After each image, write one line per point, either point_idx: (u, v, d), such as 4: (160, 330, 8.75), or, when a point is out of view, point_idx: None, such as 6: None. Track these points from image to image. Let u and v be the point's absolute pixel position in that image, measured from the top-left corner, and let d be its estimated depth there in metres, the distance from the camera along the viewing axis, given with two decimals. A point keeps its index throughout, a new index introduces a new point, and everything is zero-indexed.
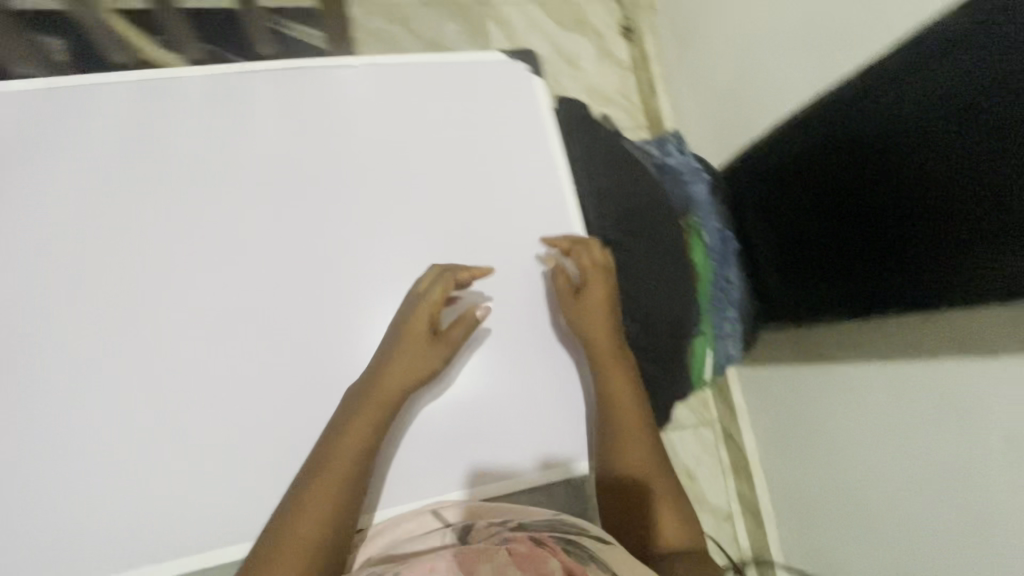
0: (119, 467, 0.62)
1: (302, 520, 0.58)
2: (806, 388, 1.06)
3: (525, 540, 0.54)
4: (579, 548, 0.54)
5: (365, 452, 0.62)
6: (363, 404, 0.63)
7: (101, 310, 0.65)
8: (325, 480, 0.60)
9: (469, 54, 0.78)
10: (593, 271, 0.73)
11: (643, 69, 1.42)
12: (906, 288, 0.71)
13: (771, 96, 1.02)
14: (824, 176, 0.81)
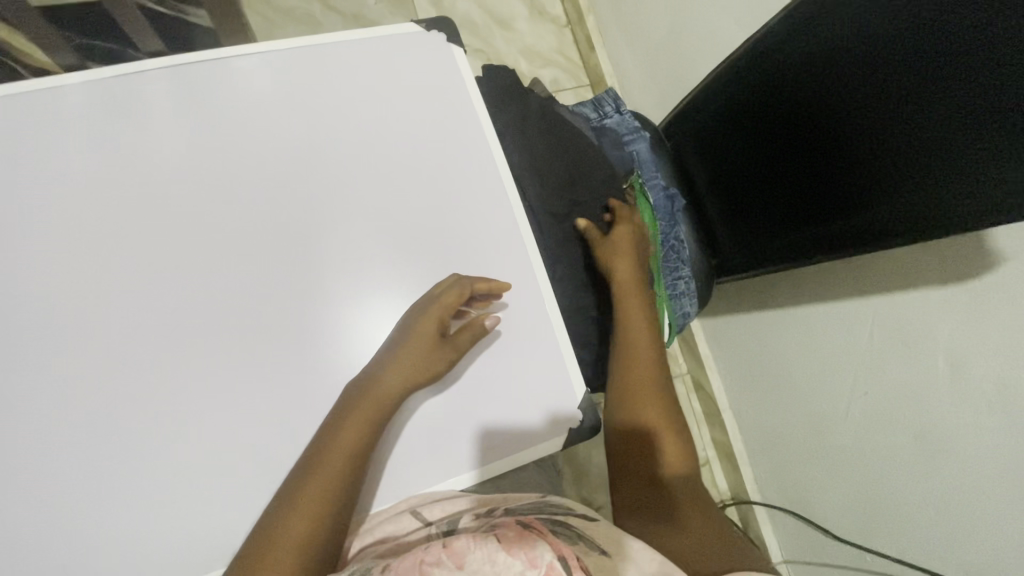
0: (66, 517, 0.58)
1: (292, 521, 0.56)
2: (767, 333, 1.08)
3: (510, 525, 0.52)
4: (565, 528, 0.53)
5: (359, 452, 0.60)
6: (358, 404, 0.61)
7: (16, 355, 0.60)
8: (317, 481, 0.58)
9: (378, 29, 0.72)
10: (624, 219, 0.80)
11: (577, 24, 1.37)
12: (849, 228, 0.70)
13: (705, 43, 0.99)
14: (767, 121, 0.78)
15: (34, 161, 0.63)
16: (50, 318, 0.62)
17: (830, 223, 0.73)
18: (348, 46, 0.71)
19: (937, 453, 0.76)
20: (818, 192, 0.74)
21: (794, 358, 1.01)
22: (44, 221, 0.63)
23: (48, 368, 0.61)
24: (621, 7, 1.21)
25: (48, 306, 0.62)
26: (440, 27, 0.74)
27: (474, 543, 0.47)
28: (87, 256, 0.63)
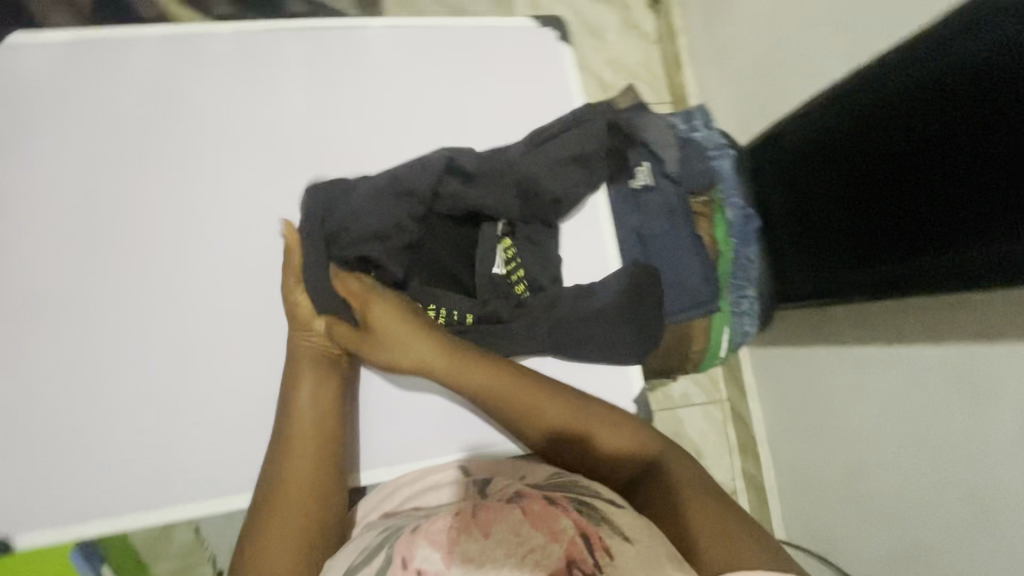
0: (159, 421, 0.62)
1: (282, 512, 0.56)
2: (820, 371, 1.05)
3: (536, 502, 0.48)
4: (594, 513, 0.48)
5: (320, 428, 0.60)
6: (302, 386, 0.61)
7: (138, 268, 0.65)
8: (297, 468, 0.58)
9: (494, 21, 0.76)
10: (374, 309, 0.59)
11: (667, 40, 1.39)
12: (895, 276, 0.74)
13: (797, 75, 1.00)
14: (838, 157, 0.80)
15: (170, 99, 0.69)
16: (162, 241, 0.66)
17: (885, 271, 0.75)
18: (466, 29, 0.74)
19: (996, 516, 0.73)
20: (904, 222, 0.72)
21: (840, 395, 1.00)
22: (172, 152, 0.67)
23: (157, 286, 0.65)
24: (717, 28, 1.21)
25: (161, 231, 0.66)
26: (552, 26, 0.77)
27: (501, 513, 0.48)
28: (205, 190, 0.67)
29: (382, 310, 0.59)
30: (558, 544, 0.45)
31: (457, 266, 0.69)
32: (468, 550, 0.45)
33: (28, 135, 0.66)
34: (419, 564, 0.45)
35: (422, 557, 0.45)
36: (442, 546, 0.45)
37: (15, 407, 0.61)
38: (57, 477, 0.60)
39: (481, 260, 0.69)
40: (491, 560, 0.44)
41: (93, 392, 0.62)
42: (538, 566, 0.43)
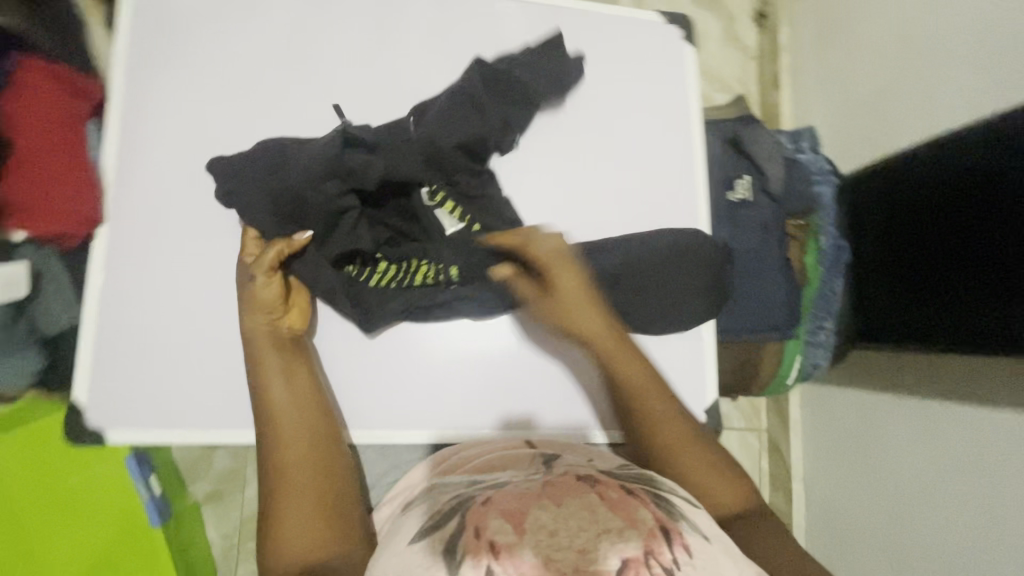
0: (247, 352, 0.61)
1: (291, 494, 0.53)
2: (877, 419, 1.00)
3: (614, 487, 0.44)
4: (676, 510, 0.45)
5: (311, 407, 0.57)
6: (266, 369, 0.58)
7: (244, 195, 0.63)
8: (292, 451, 0.55)
9: (625, 12, 0.75)
10: (553, 263, 0.59)
11: (768, 58, 1.36)
12: (989, 335, 0.69)
13: (911, 111, 0.96)
14: (935, 203, 0.75)
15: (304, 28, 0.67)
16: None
17: (955, 326, 0.73)
18: (595, 15, 0.74)
19: None
20: (1002, 281, 0.67)
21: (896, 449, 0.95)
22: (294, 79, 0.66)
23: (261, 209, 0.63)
24: (829, 55, 1.18)
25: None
26: (679, 24, 0.76)
27: (575, 491, 0.42)
28: (321, 122, 0.66)
29: (573, 282, 0.60)
30: (637, 532, 0.40)
31: (398, 232, 0.66)
32: (540, 519, 0.40)
33: (157, 48, 0.65)
34: (492, 535, 0.40)
35: (495, 528, 0.40)
36: (515, 516, 0.40)
37: (112, 304, 0.60)
38: (142, 381, 0.60)
39: (428, 220, 0.65)
40: (565, 531, 0.39)
41: (187, 302, 0.61)
42: (617, 549, 0.39)
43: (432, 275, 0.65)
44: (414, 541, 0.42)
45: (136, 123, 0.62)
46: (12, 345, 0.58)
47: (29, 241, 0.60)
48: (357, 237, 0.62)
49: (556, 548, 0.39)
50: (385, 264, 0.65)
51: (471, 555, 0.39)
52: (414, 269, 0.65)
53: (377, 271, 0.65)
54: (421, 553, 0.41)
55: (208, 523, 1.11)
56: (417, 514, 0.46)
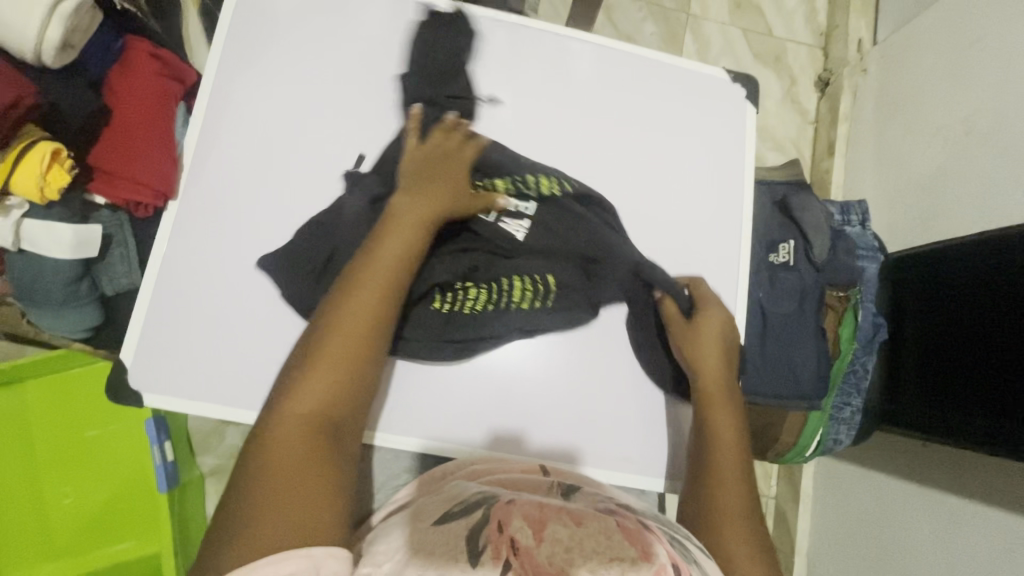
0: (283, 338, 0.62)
1: (323, 368, 0.53)
2: (892, 505, 0.97)
3: (631, 520, 0.44)
4: (687, 555, 0.44)
5: (374, 325, 0.55)
6: (362, 278, 0.56)
7: (304, 188, 0.65)
8: (341, 338, 0.54)
9: (692, 65, 0.76)
10: (711, 303, 0.68)
11: (826, 124, 1.36)
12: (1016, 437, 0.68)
13: (971, 198, 0.95)
14: (978, 298, 0.74)
15: (389, 38, 0.70)
16: (337, 165, 0.66)
17: (978, 413, 0.72)
18: (663, 65, 0.76)
19: None
20: None
21: (909, 541, 0.91)
22: (372, 87, 0.69)
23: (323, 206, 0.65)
24: (887, 131, 1.18)
25: (341, 155, 0.67)
26: (743, 83, 0.77)
27: (593, 516, 0.43)
28: (390, 130, 0.68)
29: (715, 320, 0.67)
30: (649, 565, 0.39)
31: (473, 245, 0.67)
32: (558, 531, 0.40)
33: (242, 40, 0.67)
34: (513, 532, 0.40)
35: (517, 526, 0.40)
36: (536, 521, 0.41)
37: (168, 275, 0.61)
38: (185, 352, 0.61)
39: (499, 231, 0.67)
40: (579, 549, 0.39)
41: (240, 283, 0.62)
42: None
43: (531, 288, 0.66)
44: (439, 524, 0.45)
45: (216, 108, 0.65)
46: (71, 301, 0.61)
47: (106, 205, 0.62)
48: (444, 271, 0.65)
49: (567, 562, 0.38)
50: (473, 289, 0.66)
51: (492, 547, 0.40)
52: (506, 290, 0.65)
53: (468, 297, 0.65)
54: (442, 532, 0.44)
55: (209, 497, 1.13)
56: (444, 500, 0.49)
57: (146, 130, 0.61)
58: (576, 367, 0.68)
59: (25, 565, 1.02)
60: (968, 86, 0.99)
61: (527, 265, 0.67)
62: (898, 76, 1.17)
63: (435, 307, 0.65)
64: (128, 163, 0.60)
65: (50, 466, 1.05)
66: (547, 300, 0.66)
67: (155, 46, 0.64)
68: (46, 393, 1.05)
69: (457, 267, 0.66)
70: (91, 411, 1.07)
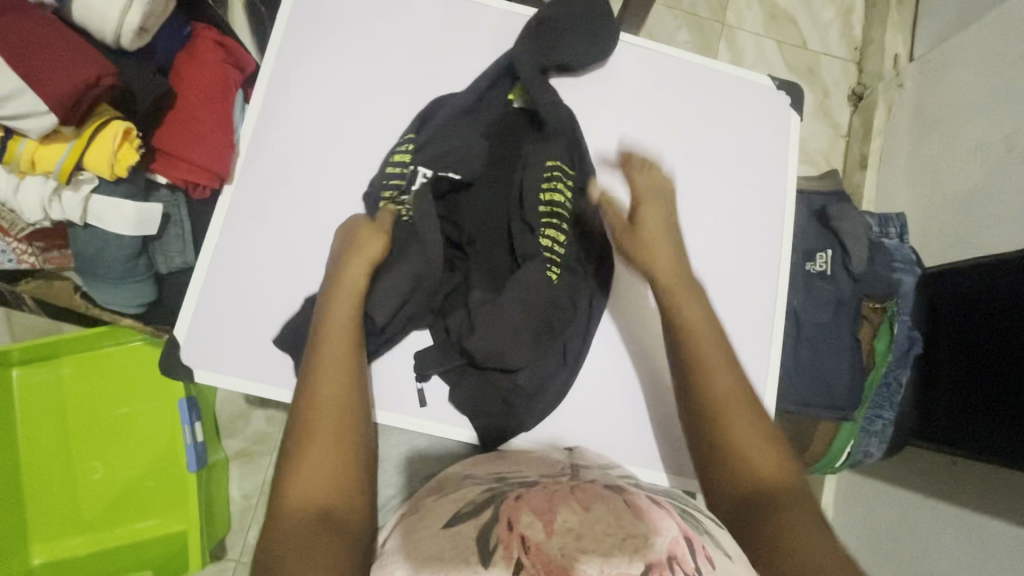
0: None
1: (311, 458, 0.48)
2: (916, 522, 0.96)
3: (641, 497, 0.45)
4: (695, 520, 0.45)
5: (349, 391, 0.52)
6: (325, 348, 0.54)
7: (356, 176, 0.67)
8: (317, 421, 0.50)
9: (738, 71, 0.77)
10: None
11: (859, 138, 1.36)
12: None
13: (1008, 215, 0.94)
14: (1008, 315, 0.74)
15: (442, 34, 0.72)
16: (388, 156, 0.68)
17: (992, 411, 0.75)
18: (710, 69, 0.76)
19: None
20: None
21: (933, 558, 0.90)
22: (424, 80, 0.70)
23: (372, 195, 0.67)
24: (922, 144, 1.17)
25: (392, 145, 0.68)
26: (788, 90, 0.78)
27: (602, 502, 0.42)
28: None
29: None
30: (661, 538, 0.39)
31: (522, 236, 0.65)
32: (568, 520, 0.39)
33: (303, 31, 0.69)
34: (523, 529, 0.39)
35: (526, 523, 0.40)
36: (544, 514, 0.40)
37: (222, 256, 0.63)
38: (235, 331, 0.63)
39: (483, 206, 0.68)
40: (591, 536, 0.38)
41: (290, 266, 0.64)
42: (642, 552, 0.38)
43: (556, 188, 0.66)
44: (447, 527, 0.44)
45: (275, 96, 0.67)
46: (130, 276, 0.63)
47: (166, 184, 0.64)
48: (540, 259, 0.63)
49: (580, 549, 0.37)
50: (547, 234, 0.64)
51: (503, 545, 0.39)
52: (557, 229, 0.65)
53: (552, 241, 0.64)
54: (451, 535, 0.42)
55: (232, 479, 1.15)
56: (452, 500, 0.48)
57: (207, 111, 0.64)
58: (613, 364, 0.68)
59: (54, 537, 1.04)
60: (1007, 100, 0.99)
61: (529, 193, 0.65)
62: (936, 91, 1.16)
63: (550, 273, 0.63)
64: (189, 143, 0.63)
65: (82, 440, 1.08)
66: (569, 170, 0.68)
67: (222, 32, 0.66)
68: (82, 369, 1.07)
69: (537, 249, 0.64)
70: (124, 389, 1.09)
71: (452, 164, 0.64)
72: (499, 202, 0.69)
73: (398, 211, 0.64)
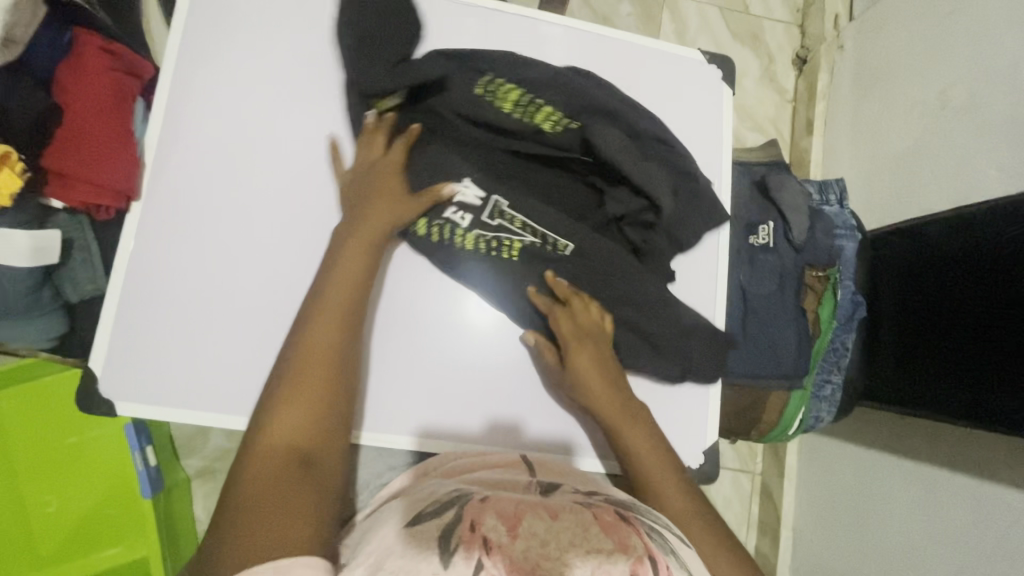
0: (258, 336, 0.61)
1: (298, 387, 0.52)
2: (871, 476, 0.99)
3: (610, 511, 0.44)
4: (658, 535, 0.44)
5: (343, 327, 0.56)
6: (331, 288, 0.58)
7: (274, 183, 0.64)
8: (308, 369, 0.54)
9: (667, 47, 0.76)
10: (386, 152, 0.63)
11: (804, 102, 1.36)
12: (962, 402, 0.72)
13: (942, 173, 0.97)
14: (934, 277, 0.78)
15: (358, 28, 0.68)
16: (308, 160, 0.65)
17: (925, 368, 0.78)
18: (639, 47, 0.75)
19: None
20: (972, 354, 0.72)
21: (888, 510, 0.94)
22: (341, 78, 0.67)
23: (296, 203, 0.64)
24: (862, 106, 1.18)
25: (310, 150, 0.65)
26: (720, 64, 0.76)
27: (567, 510, 0.42)
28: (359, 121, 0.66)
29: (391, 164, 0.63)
30: (626, 557, 0.38)
31: (575, 156, 0.69)
32: (533, 527, 0.38)
33: (203, 35, 0.65)
34: (486, 530, 0.38)
35: (490, 525, 0.38)
36: (510, 519, 0.39)
37: (139, 281, 0.60)
38: (158, 358, 0.60)
39: (538, 182, 0.68)
40: (557, 541, 0.37)
41: (213, 285, 0.61)
42: (604, 568, 0.37)
43: (498, 90, 0.66)
44: (411, 525, 0.42)
45: (182, 108, 0.63)
46: (35, 309, 0.59)
47: (64, 209, 0.60)
48: (572, 133, 0.67)
49: (545, 556, 0.36)
50: (525, 102, 0.67)
51: (464, 546, 0.38)
52: (553, 115, 0.67)
53: (539, 111, 0.67)
54: (412, 536, 0.40)
55: (196, 498, 1.12)
56: (414, 503, 0.46)
57: (101, 123, 0.59)
58: (445, 303, 0.67)
59: None
60: (940, 57, 1.00)
61: (520, 120, 0.66)
62: (873, 52, 1.17)
63: (554, 123, 0.67)
64: (86, 159, 0.58)
65: (29, 475, 1.03)
66: (487, 77, 0.67)
67: (106, 38, 0.63)
68: (20, 403, 1.02)
69: (575, 139, 0.67)
70: (71, 417, 1.04)
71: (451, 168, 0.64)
72: (481, 146, 0.67)
73: (507, 254, 0.65)
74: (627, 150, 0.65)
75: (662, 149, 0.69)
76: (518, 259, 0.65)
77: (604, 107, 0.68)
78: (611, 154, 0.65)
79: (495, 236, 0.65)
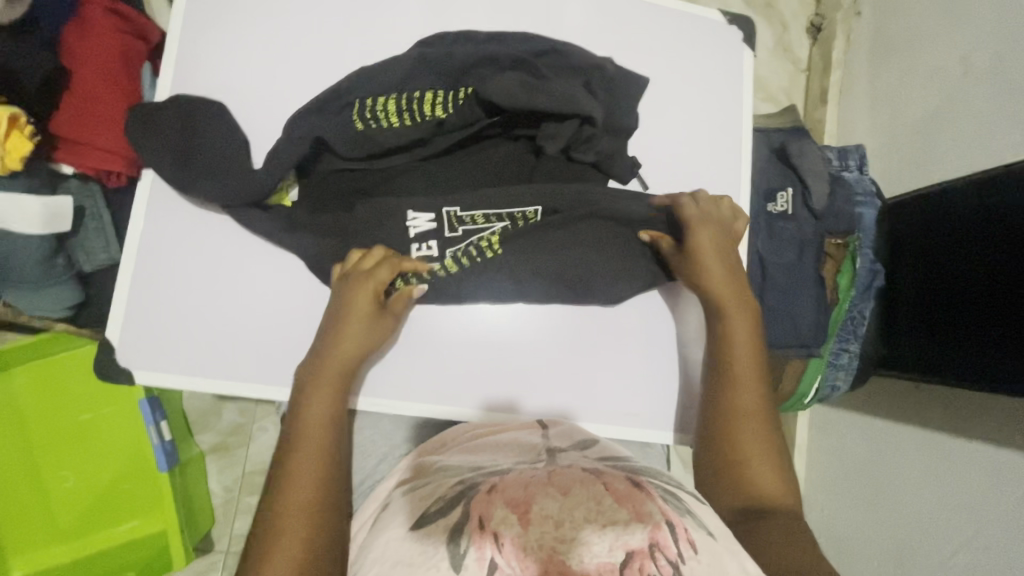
0: (275, 304, 0.61)
1: (313, 413, 0.55)
2: (884, 446, 0.99)
3: (621, 478, 0.42)
4: (676, 499, 0.42)
5: (356, 353, 0.58)
6: (343, 331, 0.58)
7: None
8: (315, 396, 0.55)
9: (687, 7, 0.73)
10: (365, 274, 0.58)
11: (818, 72, 1.32)
12: (973, 364, 0.73)
13: (963, 140, 0.95)
14: (947, 241, 0.77)
15: None
16: None
17: (940, 335, 0.78)
18: (658, 7, 0.72)
19: None
20: (981, 319, 0.72)
21: (900, 478, 0.94)
22: (352, 41, 0.65)
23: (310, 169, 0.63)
24: (881, 73, 1.15)
25: None
26: (741, 25, 0.74)
27: (579, 482, 0.40)
28: None
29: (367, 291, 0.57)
30: (643, 526, 0.37)
31: (485, 123, 0.62)
32: (545, 508, 0.37)
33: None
34: (495, 527, 0.37)
35: (499, 519, 0.37)
36: (519, 508, 0.37)
37: (154, 250, 0.59)
38: (175, 326, 0.59)
39: (473, 167, 0.64)
40: (570, 521, 0.36)
41: (229, 253, 0.61)
42: (623, 541, 0.36)
43: (376, 108, 0.60)
44: (416, 529, 0.40)
45: (192, 73, 0.62)
46: (50, 278, 0.59)
47: (74, 175, 0.60)
48: (468, 103, 0.60)
49: (560, 539, 0.35)
50: (406, 99, 0.60)
51: (475, 546, 0.37)
52: (437, 97, 0.60)
53: (424, 101, 0.60)
54: (419, 538, 0.40)
55: (211, 473, 1.13)
56: (420, 499, 0.44)
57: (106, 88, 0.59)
58: None
59: (31, 548, 1.01)
60: (962, 20, 0.97)
61: (418, 125, 0.60)
62: (893, 17, 1.14)
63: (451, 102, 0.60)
64: (91, 125, 0.57)
65: (46, 451, 1.03)
66: (364, 99, 0.60)
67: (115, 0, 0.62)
68: (34, 380, 1.02)
69: (476, 108, 0.60)
70: (82, 394, 1.04)
71: (400, 183, 0.62)
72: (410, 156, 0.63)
73: (489, 249, 0.60)
74: (525, 86, 0.59)
75: (555, 60, 0.64)
76: (502, 251, 0.60)
77: (500, 64, 0.61)
78: (513, 104, 0.59)
79: (466, 244, 0.60)
